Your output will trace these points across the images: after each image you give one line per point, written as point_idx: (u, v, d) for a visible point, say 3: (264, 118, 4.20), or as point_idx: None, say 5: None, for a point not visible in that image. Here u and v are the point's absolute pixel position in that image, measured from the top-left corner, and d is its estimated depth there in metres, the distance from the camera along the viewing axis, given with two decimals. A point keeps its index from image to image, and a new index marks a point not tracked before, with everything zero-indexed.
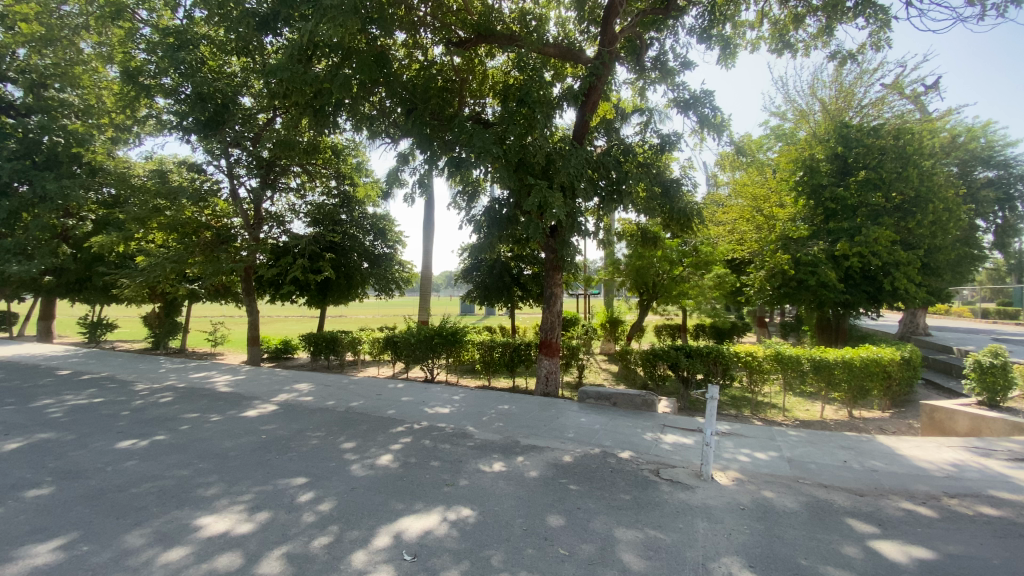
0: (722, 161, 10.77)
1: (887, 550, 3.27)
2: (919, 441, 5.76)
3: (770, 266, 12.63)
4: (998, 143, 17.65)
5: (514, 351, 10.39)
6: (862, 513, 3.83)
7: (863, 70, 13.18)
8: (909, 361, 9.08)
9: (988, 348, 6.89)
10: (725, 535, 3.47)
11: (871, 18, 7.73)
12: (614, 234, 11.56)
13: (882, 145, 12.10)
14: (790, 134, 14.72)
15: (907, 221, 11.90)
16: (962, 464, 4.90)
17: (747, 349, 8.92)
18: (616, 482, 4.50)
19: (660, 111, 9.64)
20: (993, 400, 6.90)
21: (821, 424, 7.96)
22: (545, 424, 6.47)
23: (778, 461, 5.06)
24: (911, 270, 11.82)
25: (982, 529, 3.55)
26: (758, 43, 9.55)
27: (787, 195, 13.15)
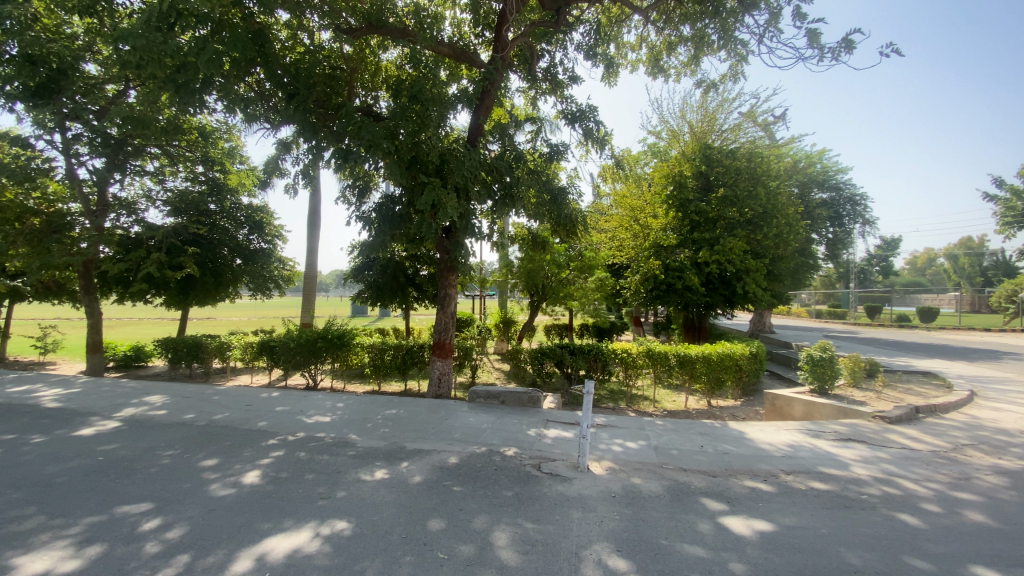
0: (605, 173, 11.49)
1: (732, 523, 3.70)
2: (761, 425, 6.62)
3: (645, 271, 13.97)
4: (830, 169, 21.10)
5: (407, 353, 10.11)
6: (713, 493, 4.30)
7: (724, 99, 14.90)
8: (756, 355, 10.41)
9: (820, 344, 8.15)
10: (597, 523, 3.68)
11: (731, 52, 8.76)
12: (508, 238, 11.83)
13: (737, 166, 13.81)
14: (664, 152, 16.13)
15: (756, 234, 13.67)
16: (794, 444, 5.72)
17: (623, 346, 9.65)
18: (500, 479, 4.57)
19: (550, 121, 10.01)
20: (823, 388, 8.18)
21: (685, 413, 8.84)
22: (431, 426, 6.39)
23: (646, 450, 5.50)
24: (758, 276, 13.63)
25: (803, 498, 4.17)
26: (637, 64, 10.35)
27: (661, 207, 14.45)
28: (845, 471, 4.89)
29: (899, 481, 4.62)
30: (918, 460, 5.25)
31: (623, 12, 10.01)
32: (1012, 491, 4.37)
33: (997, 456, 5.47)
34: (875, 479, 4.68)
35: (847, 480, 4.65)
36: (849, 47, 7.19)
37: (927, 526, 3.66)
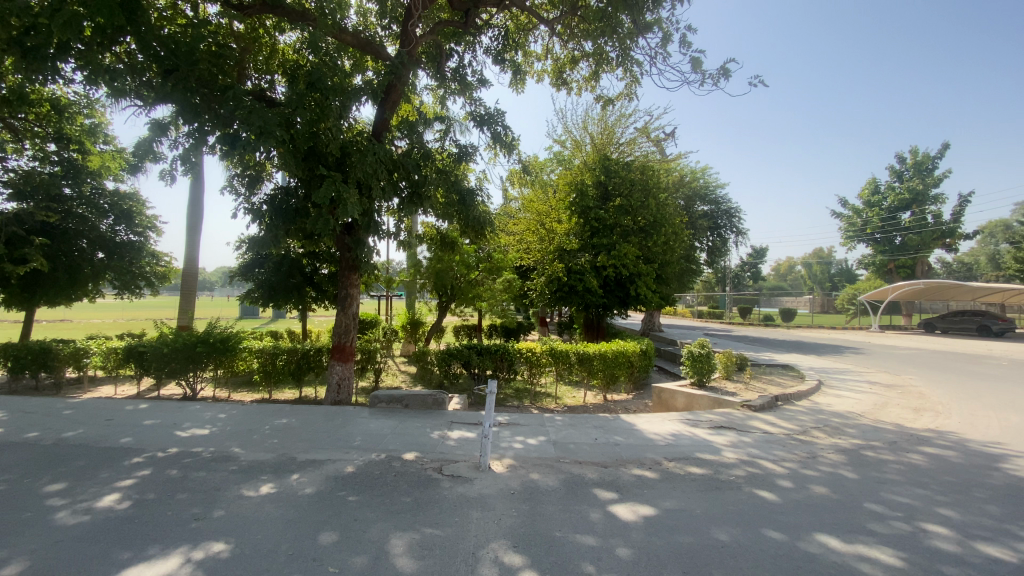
0: (512, 178, 11.73)
1: (620, 511, 3.95)
2: (649, 417, 7.15)
3: (549, 273, 14.50)
4: (710, 185, 23.39)
5: (302, 357, 9.50)
6: (605, 483, 4.56)
7: (622, 113, 15.88)
8: (647, 352, 11.22)
9: (699, 341, 8.99)
10: (495, 521, 3.74)
11: (627, 73, 9.39)
12: (415, 237, 11.59)
13: (633, 178, 14.81)
14: (567, 160, 16.78)
15: (649, 241, 14.74)
16: (677, 434, 6.25)
17: (528, 345, 9.88)
18: (399, 485, 4.46)
19: (458, 122, 10.00)
20: (702, 381, 9.03)
21: (583, 408, 9.28)
22: (328, 434, 6.07)
23: (545, 445, 5.69)
24: (650, 280, 14.72)
25: (682, 482, 4.57)
26: (542, 74, 10.68)
27: (565, 212, 15.02)
28: (718, 456, 5.43)
29: (761, 462, 5.23)
30: (776, 443, 5.99)
31: (529, 21, 10.27)
32: (846, 466, 5.15)
33: (835, 435, 6.41)
34: (741, 461, 5.26)
35: (719, 464, 5.17)
36: (725, 76, 8.02)
37: (781, 501, 4.18)
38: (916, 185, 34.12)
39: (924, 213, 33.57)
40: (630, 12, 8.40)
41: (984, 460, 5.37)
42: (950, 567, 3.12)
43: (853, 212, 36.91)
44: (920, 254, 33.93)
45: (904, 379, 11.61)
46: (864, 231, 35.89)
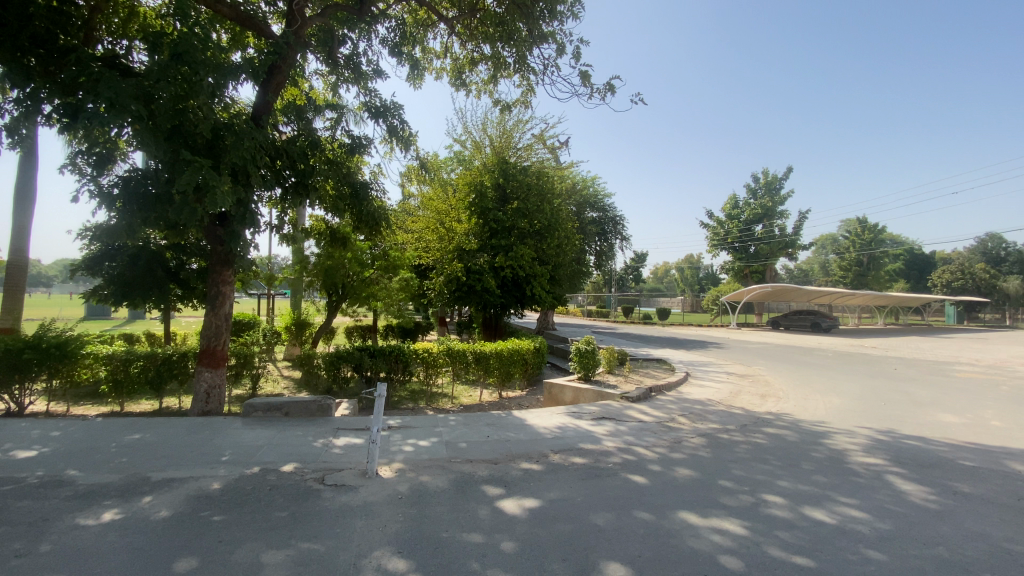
0: (409, 175, 11.46)
1: (507, 505, 4.04)
2: (539, 412, 7.42)
3: (448, 273, 14.45)
4: (599, 194, 24.91)
5: (164, 364, 8.42)
6: (494, 479, 4.64)
7: (520, 119, 16.26)
8: (540, 350, 11.61)
9: (586, 338, 9.53)
10: (380, 528, 3.62)
11: (523, 81, 9.65)
12: (302, 231, 10.83)
13: (529, 183, 15.26)
14: (467, 161, 16.77)
15: (544, 244, 15.26)
16: (563, 426, 6.56)
17: (424, 346, 9.72)
18: (274, 499, 4.13)
19: (352, 112, 9.53)
20: (589, 376, 9.59)
21: (478, 406, 9.36)
22: (192, 448, 5.44)
23: (437, 446, 5.64)
24: (544, 281, 15.26)
25: (566, 473, 4.81)
26: (441, 73, 10.58)
27: (464, 212, 15.01)
28: (599, 445, 5.80)
29: (636, 449, 5.68)
30: (650, 430, 6.54)
31: (429, 17, 10.10)
32: (706, 448, 5.78)
33: (699, 421, 7.17)
34: (619, 449, 5.66)
35: (600, 453, 5.51)
36: (611, 91, 8.59)
37: (651, 484, 4.57)
38: (767, 202, 39.33)
39: (773, 227, 38.86)
40: (527, 21, 8.65)
41: (811, 437, 6.36)
42: (783, 531, 3.64)
43: (717, 223, 41.40)
44: (769, 262, 39.25)
45: (755, 369, 13.35)
46: (727, 241, 40.52)
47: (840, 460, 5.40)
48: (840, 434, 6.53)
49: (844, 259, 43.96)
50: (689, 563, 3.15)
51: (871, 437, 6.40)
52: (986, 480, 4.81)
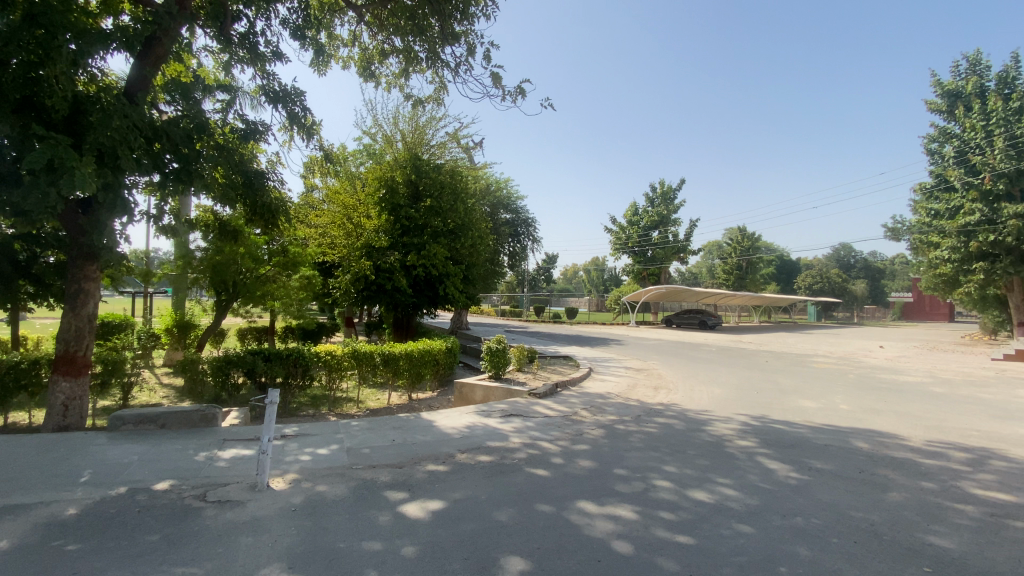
0: (312, 168, 10.81)
1: (409, 510, 3.96)
2: (446, 412, 7.35)
3: (355, 270, 13.93)
4: (512, 195, 25.30)
5: (6, 374, 7.16)
6: (397, 484, 4.52)
7: (433, 115, 15.99)
8: (451, 350, 11.50)
9: (496, 337, 9.63)
10: (269, 544, 3.37)
11: (436, 77, 9.50)
12: (187, 222, 9.78)
13: (442, 180, 15.05)
14: (378, 155, 16.15)
15: (457, 244, 15.14)
16: (471, 425, 6.57)
17: (327, 348, 9.21)
18: (144, 522, 3.69)
19: (247, 95, 8.78)
20: (499, 375, 9.69)
21: (386, 410, 9.07)
22: (41, 470, 4.69)
23: (337, 454, 5.38)
24: (457, 281, 15.15)
25: (471, 472, 4.82)
26: (349, 62, 10.11)
27: (373, 208, 14.49)
28: (505, 442, 5.88)
29: (540, 444, 5.84)
30: (554, 424, 6.76)
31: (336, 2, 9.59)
32: (604, 439, 6.10)
33: (599, 414, 7.55)
34: (524, 445, 5.79)
35: (505, 449, 5.60)
36: (522, 95, 8.75)
37: (553, 477, 4.73)
38: (664, 210, 42.44)
39: (668, 233, 42.01)
40: (439, 18, 8.53)
41: (695, 425, 6.96)
42: (668, 512, 3.94)
43: (620, 228, 43.86)
44: (665, 265, 42.36)
45: (651, 364, 14.34)
46: (628, 245, 43.13)
47: (719, 444, 5.97)
48: (721, 420, 7.23)
49: (728, 263, 48.70)
50: (585, 551, 3.29)
51: (745, 422, 7.15)
52: (833, 456, 5.58)
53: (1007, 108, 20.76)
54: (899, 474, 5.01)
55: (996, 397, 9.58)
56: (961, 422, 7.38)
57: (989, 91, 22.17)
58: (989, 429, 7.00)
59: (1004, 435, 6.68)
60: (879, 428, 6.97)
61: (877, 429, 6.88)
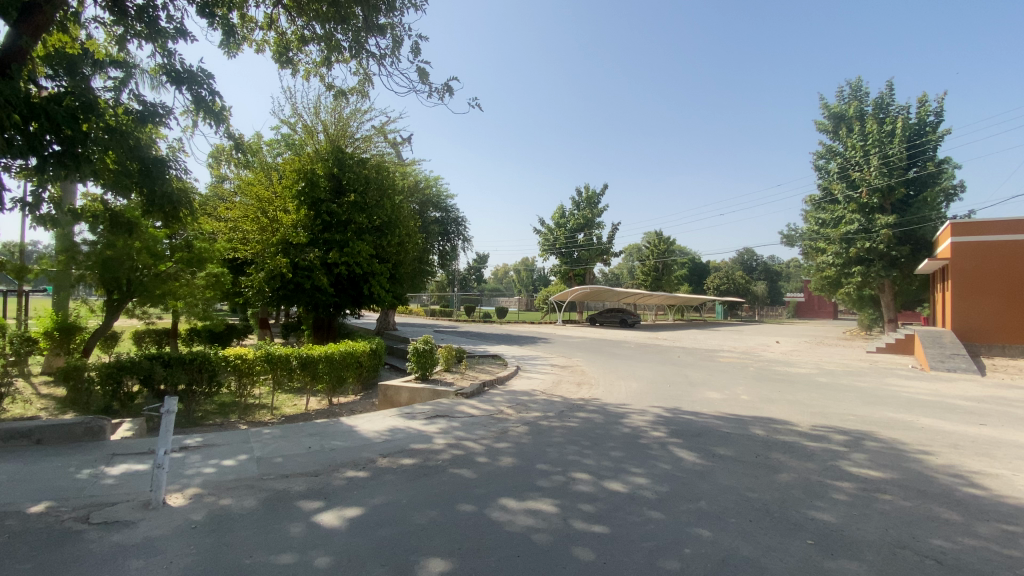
0: (219, 158, 10.01)
1: (324, 519, 3.78)
2: (369, 416, 7.11)
3: (269, 268, 13.15)
4: (441, 194, 25.03)
5: None
6: (311, 493, 4.30)
7: (357, 108, 15.35)
8: (376, 351, 11.14)
9: (424, 338, 9.48)
10: (164, 566, 3.08)
11: (360, 68, 9.13)
12: (70, 212, 8.70)
13: (367, 176, 14.50)
14: (298, 146, 15.22)
15: (383, 241, 14.65)
16: (394, 429, 6.42)
17: (237, 351, 8.59)
18: (9, 551, 3.23)
19: (144, 74, 7.96)
20: (425, 376, 9.53)
21: (304, 416, 8.61)
22: None
23: (246, 464, 5.03)
24: (383, 280, 14.72)
25: (392, 476, 4.70)
26: (263, 46, 9.47)
27: (291, 202, 13.73)
28: (429, 444, 5.80)
29: (465, 443, 5.83)
30: (479, 424, 6.78)
31: None
32: (528, 436, 6.20)
33: (524, 411, 7.67)
34: (449, 446, 5.74)
35: (429, 451, 5.52)
36: (450, 93, 8.66)
37: (476, 476, 4.73)
38: (589, 213, 43.84)
39: (592, 235, 43.46)
40: (364, 8, 8.21)
41: (614, 418, 7.27)
42: (586, 504, 4.08)
43: (548, 230, 44.77)
44: (589, 266, 43.83)
45: (575, 361, 14.78)
46: (556, 246, 44.19)
47: (635, 436, 6.28)
48: (637, 413, 7.61)
49: (647, 265, 51.44)
50: (505, 547, 3.33)
51: (659, 414, 7.57)
52: (735, 443, 6.06)
53: (881, 131, 23.80)
54: (789, 456, 5.55)
55: (869, 385, 10.87)
56: (841, 408, 8.29)
57: (867, 115, 25.16)
58: (863, 413, 7.94)
59: (874, 418, 7.60)
60: (774, 416, 7.67)
61: (772, 417, 7.57)
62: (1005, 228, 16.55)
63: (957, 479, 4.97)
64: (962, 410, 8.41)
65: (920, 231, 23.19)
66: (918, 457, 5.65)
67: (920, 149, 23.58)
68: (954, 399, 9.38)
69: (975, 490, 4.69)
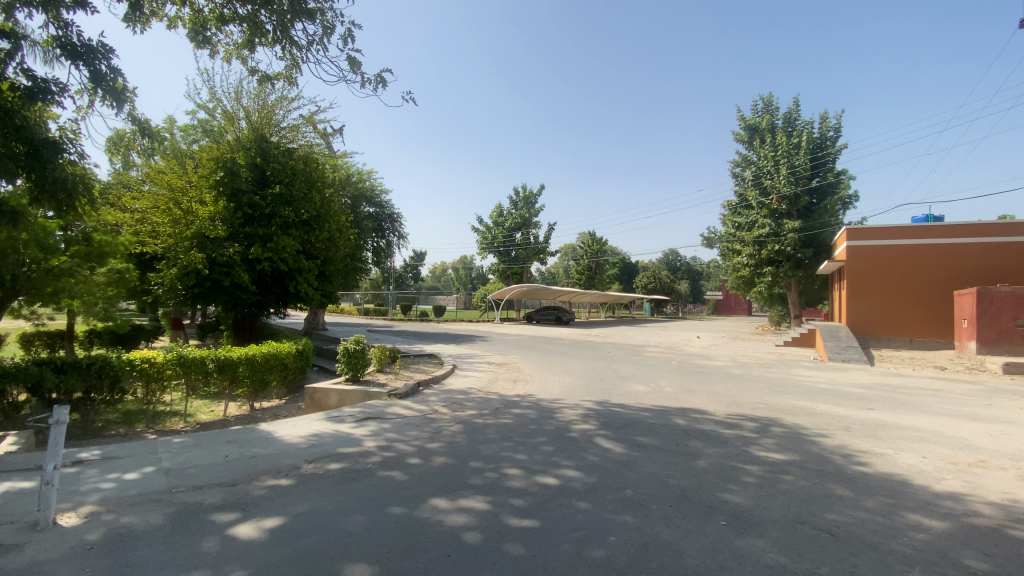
0: (121, 144, 9.11)
1: (241, 531, 3.57)
2: (294, 421, 6.79)
3: (182, 263, 12.17)
4: (375, 189, 24.33)
5: None
6: (228, 504, 4.03)
7: (284, 94, 14.52)
8: (302, 353, 10.61)
9: (354, 338, 9.17)
10: None
11: (286, 52, 8.64)
12: None
13: (294, 167, 13.77)
14: (216, 133, 14.13)
15: (311, 236, 13.97)
16: (320, 433, 6.16)
17: (144, 355, 7.86)
18: None
19: (33, 45, 7.08)
20: (356, 377, 9.23)
21: (221, 423, 8.06)
22: None
23: (153, 477, 4.64)
24: (310, 276, 14.08)
25: (318, 482, 4.51)
26: (176, 22, 8.73)
27: (208, 193, 12.76)
28: (358, 447, 5.62)
29: (396, 445, 5.71)
30: (411, 425, 6.67)
31: None
32: (461, 434, 6.19)
33: (458, 410, 7.63)
34: (379, 448, 5.60)
35: (358, 454, 5.36)
36: (382, 85, 8.41)
37: (407, 478, 4.65)
38: (526, 212, 44.32)
39: (529, 235, 44.13)
40: None
41: (547, 413, 7.42)
42: (518, 499, 4.13)
43: (485, 228, 44.77)
44: (526, 265, 44.36)
45: (511, 358, 14.93)
46: (494, 245, 44.34)
47: (566, 430, 6.45)
48: (569, 407, 7.80)
49: (581, 265, 52.92)
50: (436, 547, 3.30)
51: (590, 407, 7.82)
52: (658, 433, 6.38)
53: (789, 143, 25.96)
54: (706, 444, 5.92)
55: (777, 376, 11.84)
56: (754, 398, 8.96)
57: (778, 128, 27.35)
58: (772, 401, 8.63)
59: (781, 405, 8.28)
60: (695, 406, 8.16)
61: (692, 407, 8.04)
62: (890, 234, 18.61)
63: (849, 459, 5.52)
64: (854, 396, 9.37)
65: (821, 235, 25.54)
66: (817, 441, 6.23)
67: (822, 160, 25.96)
68: (848, 387, 10.42)
69: (864, 468, 5.24)
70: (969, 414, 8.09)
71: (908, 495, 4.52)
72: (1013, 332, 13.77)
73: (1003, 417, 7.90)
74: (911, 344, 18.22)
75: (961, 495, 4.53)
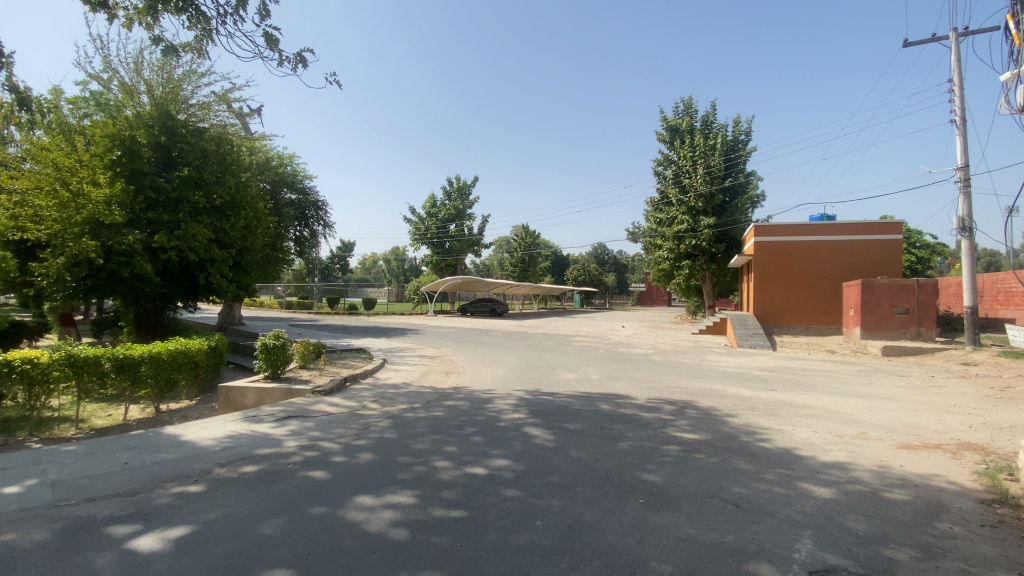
0: None
1: (142, 543, 3.29)
2: (205, 423, 6.33)
3: (71, 252, 10.77)
4: (296, 175, 23.07)
5: None
6: (126, 516, 3.69)
7: (193, 68, 13.38)
8: (216, 350, 9.91)
9: (274, 333, 8.68)
10: None
11: (194, 21, 7.90)
12: None
13: (204, 148, 12.83)
14: (112, 107, 12.70)
15: (223, 223, 13.04)
16: (235, 434, 5.81)
17: (23, 355, 6.81)
18: None
19: None
20: (276, 375, 8.76)
21: (121, 428, 7.35)
22: None
23: (35, 490, 4.14)
24: (224, 267, 13.18)
25: (232, 487, 4.25)
26: None
27: (102, 173, 11.44)
28: (277, 448, 5.35)
29: (320, 444, 5.49)
30: (336, 422, 6.45)
31: None
32: (391, 429, 6.08)
33: (387, 405, 7.47)
34: (301, 448, 5.37)
35: (277, 455, 5.10)
36: (303, 62, 7.92)
37: (331, 476, 4.51)
38: (459, 205, 43.90)
39: (463, 226, 43.89)
40: None
41: (477, 404, 7.46)
42: (446, 491, 4.14)
43: (418, 219, 43.86)
44: (460, 257, 44.09)
45: (444, 351, 14.81)
46: (427, 236, 43.62)
47: (496, 420, 6.52)
48: (501, 397, 7.89)
49: (514, 257, 53.50)
50: (359, 546, 3.22)
51: (521, 397, 7.95)
52: (585, 419, 6.62)
53: (706, 145, 27.59)
54: (628, 427, 6.22)
55: (693, 361, 12.69)
56: (672, 382, 9.53)
57: (696, 130, 29.05)
58: (688, 385, 9.23)
59: (696, 389, 8.89)
60: (618, 391, 8.56)
61: (616, 393, 8.43)
62: (793, 230, 20.40)
63: (752, 435, 6.05)
64: (759, 379, 10.24)
65: (733, 231, 27.50)
66: (728, 420, 6.74)
67: (734, 162, 27.91)
68: (753, 370, 11.39)
69: (765, 443, 5.76)
70: (853, 392, 9.11)
71: (802, 466, 5.02)
72: (890, 319, 15.62)
73: (880, 394, 8.97)
74: (808, 330, 20.21)
75: (845, 464, 5.11)
